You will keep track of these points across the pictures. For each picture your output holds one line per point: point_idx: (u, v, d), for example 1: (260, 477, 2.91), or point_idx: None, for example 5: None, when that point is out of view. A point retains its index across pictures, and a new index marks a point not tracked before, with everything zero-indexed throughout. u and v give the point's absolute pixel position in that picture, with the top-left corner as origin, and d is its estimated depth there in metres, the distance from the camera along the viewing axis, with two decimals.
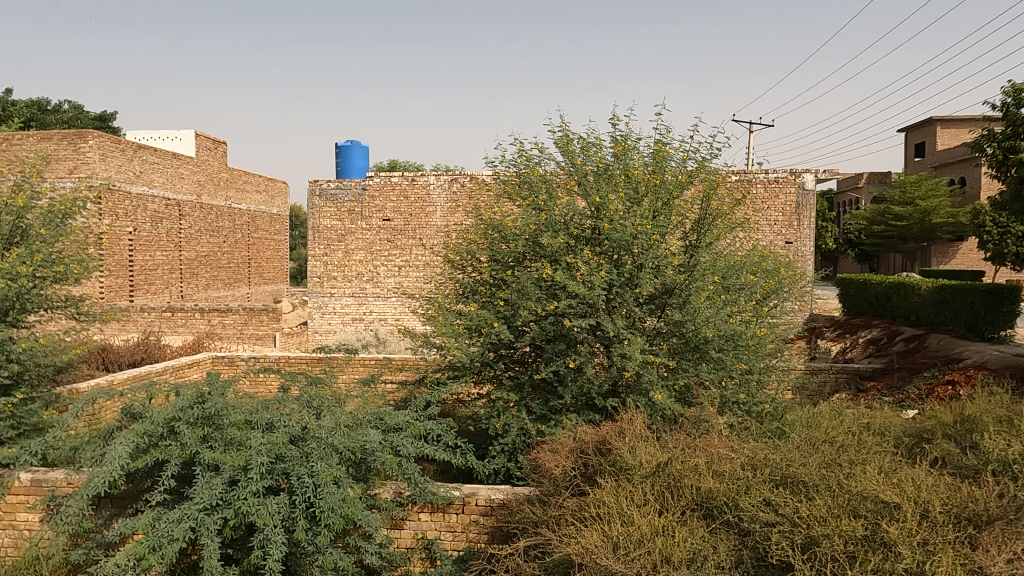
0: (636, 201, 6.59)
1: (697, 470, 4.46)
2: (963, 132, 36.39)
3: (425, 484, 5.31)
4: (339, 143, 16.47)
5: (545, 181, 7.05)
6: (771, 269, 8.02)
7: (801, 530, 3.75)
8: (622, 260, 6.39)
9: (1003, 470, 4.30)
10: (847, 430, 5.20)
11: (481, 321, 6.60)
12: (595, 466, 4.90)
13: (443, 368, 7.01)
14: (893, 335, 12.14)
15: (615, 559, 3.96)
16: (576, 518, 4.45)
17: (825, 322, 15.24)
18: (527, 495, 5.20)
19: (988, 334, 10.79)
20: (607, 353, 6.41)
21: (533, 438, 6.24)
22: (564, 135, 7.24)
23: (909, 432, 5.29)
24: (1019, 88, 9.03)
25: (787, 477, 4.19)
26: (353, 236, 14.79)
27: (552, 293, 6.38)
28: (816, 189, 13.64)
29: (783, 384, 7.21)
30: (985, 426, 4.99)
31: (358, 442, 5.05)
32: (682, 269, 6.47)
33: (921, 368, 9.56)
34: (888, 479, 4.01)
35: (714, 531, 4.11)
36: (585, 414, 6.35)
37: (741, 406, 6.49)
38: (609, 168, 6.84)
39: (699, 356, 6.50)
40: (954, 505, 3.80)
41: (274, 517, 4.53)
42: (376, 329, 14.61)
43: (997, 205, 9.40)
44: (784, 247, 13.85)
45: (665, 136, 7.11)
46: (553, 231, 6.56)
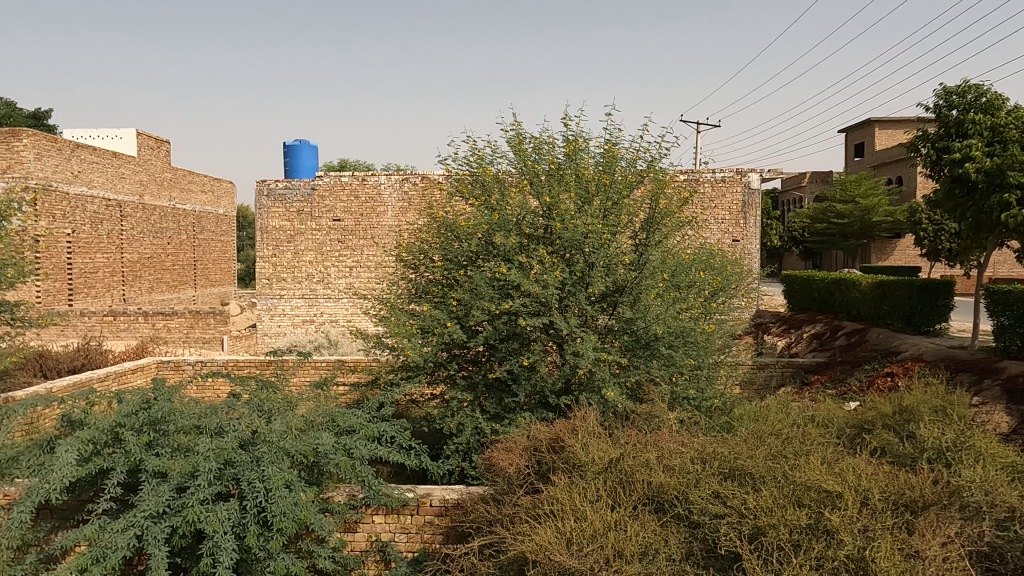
0: (587, 201, 6.67)
1: (648, 465, 4.52)
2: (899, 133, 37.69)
3: (379, 486, 5.27)
4: (287, 143, 16.23)
5: (497, 182, 7.06)
6: (717, 266, 8.23)
7: (748, 521, 3.80)
8: (573, 259, 6.46)
9: (938, 457, 4.48)
10: (792, 422, 5.35)
11: (434, 321, 6.56)
12: (549, 464, 4.93)
13: (396, 369, 6.88)
14: (835, 330, 12.54)
15: (568, 555, 3.95)
16: (530, 515, 4.44)
17: (772, 318, 15.61)
18: (482, 494, 5.20)
19: (924, 327, 11.08)
20: (560, 352, 6.46)
21: (488, 437, 6.25)
22: (516, 134, 7.27)
23: (852, 424, 5.48)
24: (951, 90, 9.36)
25: (734, 470, 4.29)
26: (303, 237, 14.58)
27: (506, 292, 6.40)
28: (760, 188, 13.97)
29: (731, 378, 7.36)
30: (921, 416, 5.20)
31: (310, 445, 5.01)
32: (632, 267, 6.58)
33: (862, 361, 9.89)
34: (831, 469, 4.11)
35: (665, 524, 4.15)
36: (538, 412, 6.41)
37: (691, 402, 6.60)
38: (561, 167, 6.90)
39: (650, 352, 6.61)
40: (893, 492, 3.89)
41: (224, 523, 4.44)
42: (327, 331, 14.43)
43: (932, 203, 9.74)
44: (731, 244, 14.15)
45: (616, 137, 7.22)
46: (506, 230, 6.61)
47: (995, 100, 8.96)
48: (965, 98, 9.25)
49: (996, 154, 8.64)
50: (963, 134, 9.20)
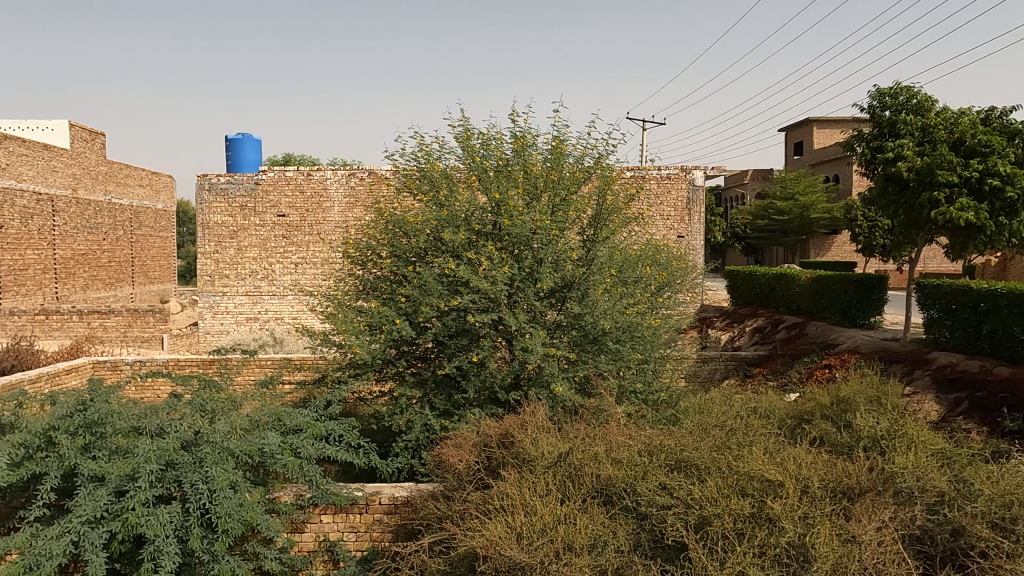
0: (535, 197, 6.70)
1: (597, 458, 4.57)
2: (836, 133, 38.89)
3: (327, 485, 5.21)
4: (229, 136, 15.84)
5: (445, 177, 7.02)
6: (663, 261, 8.37)
7: (694, 511, 3.85)
8: (522, 255, 6.49)
9: (873, 445, 4.66)
10: (735, 414, 5.48)
11: (382, 318, 6.49)
12: (498, 459, 4.95)
13: (343, 367, 6.76)
14: (776, 324, 12.89)
15: (518, 549, 3.93)
16: (480, 511, 4.45)
17: (716, 312, 15.94)
18: (432, 491, 5.18)
19: (860, 320, 11.42)
20: (509, 348, 6.48)
21: (438, 434, 6.23)
22: (464, 129, 7.25)
23: (792, 414, 5.64)
24: (884, 92, 9.70)
25: (681, 462, 4.37)
26: (246, 232, 14.26)
27: (454, 288, 6.39)
28: (704, 185, 14.25)
29: (677, 372, 7.48)
30: (857, 406, 5.39)
31: (255, 445, 4.91)
32: (581, 263, 6.66)
33: (801, 354, 10.20)
34: (773, 459, 4.22)
35: (613, 516, 4.19)
36: (488, 408, 6.41)
37: (638, 395, 6.69)
38: (509, 163, 6.91)
39: (597, 347, 6.69)
40: (831, 480, 4.00)
41: (166, 527, 4.33)
42: (272, 328, 14.16)
43: (867, 201, 10.09)
44: (676, 241, 14.40)
45: (563, 134, 7.26)
46: (454, 226, 6.58)
47: (925, 102, 9.33)
48: (897, 100, 9.61)
49: (926, 154, 9.00)
50: (895, 134, 9.55)
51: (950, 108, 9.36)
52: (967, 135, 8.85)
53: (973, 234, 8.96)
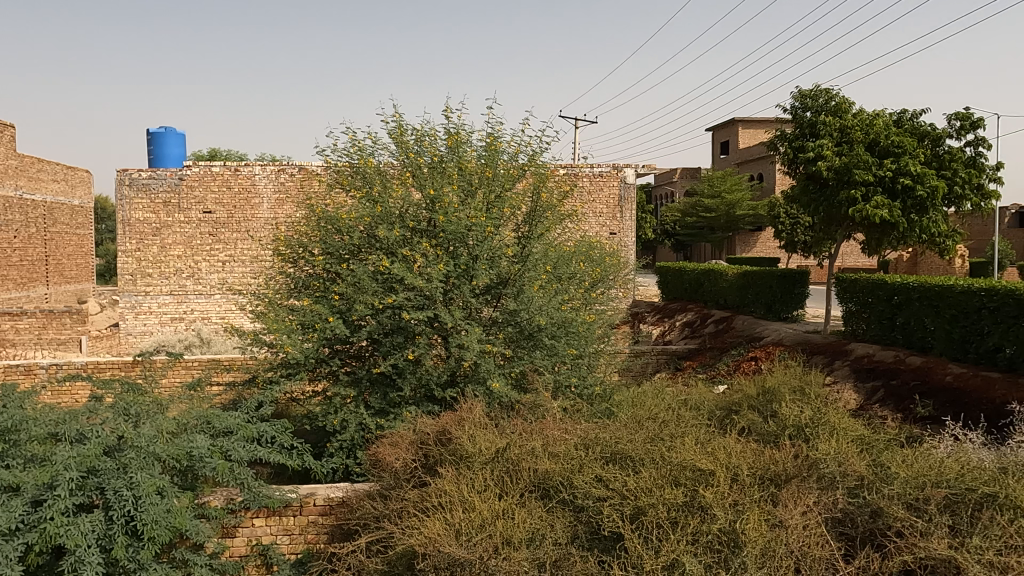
0: (470, 194, 6.70)
1: (534, 453, 4.61)
2: (760, 133, 40.19)
3: (259, 487, 5.09)
4: (151, 130, 15.25)
5: (379, 173, 6.93)
6: (596, 257, 8.49)
7: (629, 502, 3.91)
8: (457, 251, 6.48)
9: (797, 433, 4.85)
10: (667, 407, 5.61)
11: (315, 316, 6.36)
12: (435, 457, 4.93)
13: (275, 367, 6.60)
14: (705, 318, 13.25)
15: (458, 546, 3.94)
16: (418, 509, 4.42)
17: (647, 307, 16.27)
18: (368, 490, 5.12)
19: (784, 313, 11.85)
20: (445, 345, 6.45)
21: (373, 433, 6.17)
22: (398, 125, 7.16)
23: (721, 406, 5.81)
24: (805, 93, 10.07)
25: (616, 454, 4.44)
26: (170, 230, 13.76)
27: (389, 286, 6.32)
28: (635, 183, 14.50)
29: (611, 366, 7.60)
30: (782, 396, 5.60)
31: (183, 448, 4.75)
32: (516, 259, 6.71)
33: (729, 347, 10.52)
34: (704, 449, 4.34)
35: (551, 510, 4.22)
36: (424, 405, 6.38)
37: (573, 389, 6.76)
38: (443, 160, 6.88)
39: (533, 343, 6.74)
40: (760, 468, 4.14)
41: (87, 537, 4.15)
42: (199, 329, 13.71)
43: (790, 198, 10.46)
44: (609, 237, 14.63)
45: (497, 130, 7.26)
46: (388, 223, 6.51)
47: (842, 104, 9.73)
48: (817, 101, 9.99)
49: (844, 154, 9.39)
50: (816, 134, 9.92)
51: (865, 110, 9.79)
52: (881, 136, 9.29)
53: (887, 231, 9.42)
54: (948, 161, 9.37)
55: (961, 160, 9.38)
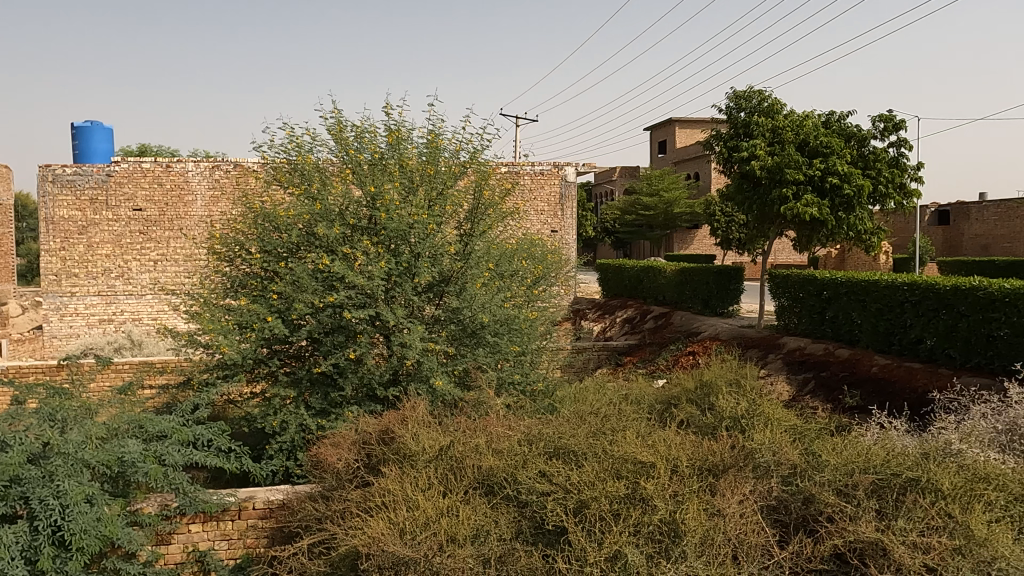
0: (411, 191, 6.65)
1: (478, 450, 4.62)
2: (696, 133, 41.06)
3: (196, 492, 4.98)
4: (76, 124, 14.62)
5: (318, 170, 6.81)
6: (538, 255, 8.54)
7: (572, 496, 3.95)
8: (399, 249, 6.44)
9: (734, 425, 4.98)
10: (609, 401, 5.70)
11: (253, 316, 6.20)
12: (379, 456, 4.88)
13: (211, 368, 6.41)
14: (644, 314, 13.48)
15: (402, 544, 3.92)
16: (361, 510, 4.37)
17: (588, 304, 16.45)
18: (309, 492, 5.03)
19: (720, 308, 12.09)
20: (387, 344, 6.41)
21: (314, 434, 6.07)
22: (337, 121, 7.05)
23: (661, 400, 5.92)
24: (739, 94, 10.33)
25: (559, 449, 4.48)
26: (97, 228, 13.23)
27: (329, 284, 6.23)
28: (576, 181, 14.65)
29: (553, 362, 7.65)
30: (719, 389, 5.74)
31: (114, 454, 4.58)
32: (458, 257, 6.71)
33: (668, 342, 10.73)
34: (645, 442, 4.42)
35: (495, 506, 4.23)
36: (366, 405, 6.31)
37: (516, 386, 6.79)
38: (384, 157, 6.81)
39: (476, 340, 6.74)
40: (698, 459, 4.24)
41: (11, 549, 3.99)
42: (129, 330, 13.22)
43: (725, 197, 10.73)
44: (550, 235, 14.73)
45: (438, 128, 7.22)
46: (328, 221, 6.41)
47: (774, 105, 10.03)
48: (750, 102, 10.27)
49: (776, 154, 9.69)
50: (750, 134, 10.20)
51: (796, 112, 10.11)
52: (811, 137, 9.61)
53: (817, 228, 9.76)
54: (873, 161, 9.76)
55: (885, 160, 9.78)
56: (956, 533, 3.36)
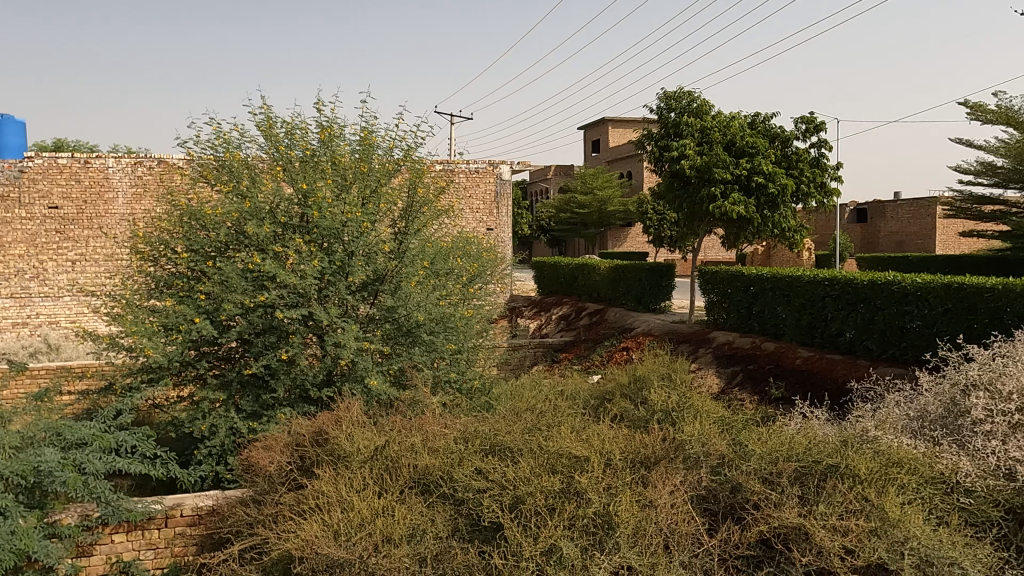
0: (344, 189, 6.57)
1: (413, 449, 4.60)
2: (628, 132, 41.75)
3: (119, 501, 4.77)
4: None
5: (247, 167, 6.62)
6: (474, 253, 8.55)
7: (508, 492, 3.97)
8: (332, 248, 6.36)
9: (665, 417, 5.11)
10: (545, 398, 5.75)
11: (179, 317, 6.00)
12: (312, 458, 4.81)
13: (134, 372, 6.18)
14: (579, 311, 13.65)
15: (336, 546, 3.87)
16: (294, 513, 4.29)
17: (524, 301, 16.55)
18: (240, 497, 4.92)
19: (653, 305, 12.33)
20: (320, 344, 6.33)
21: (245, 437, 5.92)
22: (266, 117, 6.87)
23: (595, 395, 6.02)
24: (669, 95, 10.56)
25: (494, 446, 4.50)
26: (9, 227, 12.57)
27: (260, 284, 6.09)
28: (511, 180, 14.70)
29: (489, 360, 7.67)
30: (652, 383, 5.87)
31: (29, 464, 4.38)
32: (392, 255, 6.66)
33: (602, 338, 10.90)
34: (579, 437, 4.49)
35: (431, 505, 4.22)
36: (299, 407, 6.22)
37: (452, 384, 6.77)
38: (316, 155, 6.69)
39: (411, 339, 6.70)
40: (631, 452, 4.33)
41: None
42: (45, 334, 12.61)
43: (657, 195, 10.96)
44: (486, 233, 14.75)
45: (371, 124, 7.14)
46: (258, 219, 6.26)
47: (703, 106, 10.30)
48: (680, 103, 10.51)
49: (704, 153, 9.95)
50: (679, 134, 10.44)
51: (723, 112, 10.41)
52: (737, 137, 9.91)
53: (744, 226, 10.08)
54: (796, 161, 10.14)
55: (806, 160, 10.17)
56: (872, 516, 3.53)
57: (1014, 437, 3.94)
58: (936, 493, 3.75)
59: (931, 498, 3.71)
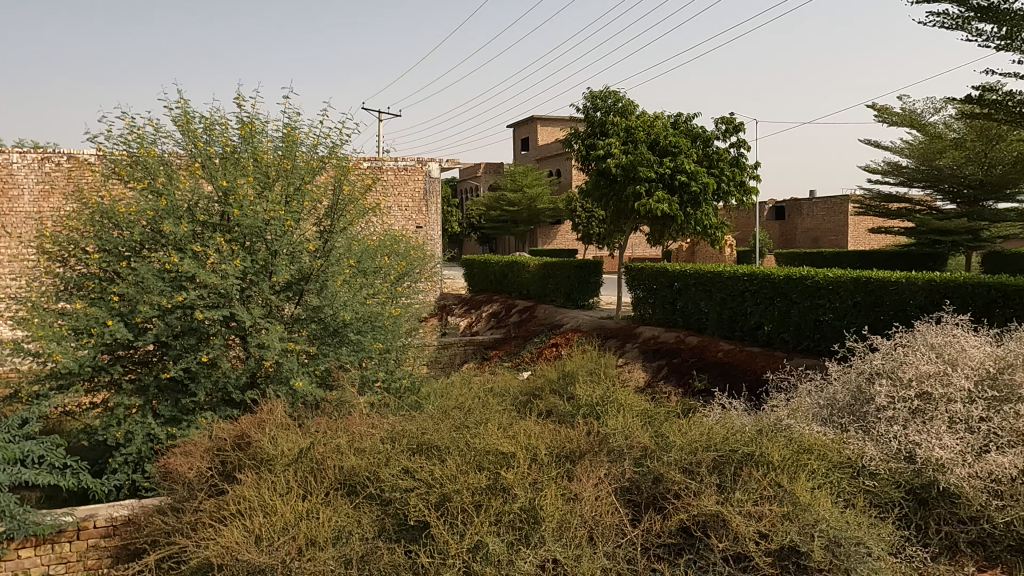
0: (267, 186, 6.41)
1: (339, 451, 4.53)
2: (557, 131, 42.16)
3: (25, 514, 4.57)
4: None
5: (163, 164, 6.35)
6: (402, 251, 8.48)
7: (435, 490, 3.95)
8: (254, 246, 6.19)
9: (590, 412, 5.20)
10: (474, 395, 5.77)
11: (90, 320, 5.70)
12: (234, 463, 4.69)
13: (42, 378, 5.87)
14: (509, 308, 13.72)
15: (258, 552, 3.80)
16: (214, 519, 4.17)
17: (454, 299, 16.52)
18: (157, 505, 4.75)
19: (581, 301, 12.55)
20: (243, 345, 6.19)
21: (164, 443, 5.73)
22: (183, 112, 6.60)
23: (524, 392, 6.07)
24: (595, 95, 10.71)
25: (422, 444, 4.48)
26: None
27: (178, 284, 5.88)
28: (440, 177, 14.64)
29: (418, 359, 7.64)
30: (579, 378, 5.96)
31: None
32: (318, 254, 6.54)
33: (531, 335, 11.00)
34: (506, 434, 4.51)
35: (357, 505, 4.17)
36: (220, 410, 6.06)
37: (381, 384, 6.71)
38: (236, 151, 6.49)
39: (338, 339, 6.61)
40: (556, 447, 4.38)
41: None
42: None
43: (584, 193, 11.11)
44: (415, 231, 14.65)
45: (295, 120, 6.97)
46: (175, 217, 6.04)
47: (628, 106, 10.49)
48: (606, 102, 10.67)
49: (629, 152, 10.14)
50: (606, 133, 10.62)
51: (647, 112, 10.63)
52: (661, 137, 10.14)
53: (668, 223, 10.33)
54: (716, 161, 10.46)
55: (727, 160, 10.50)
56: (784, 501, 3.69)
57: (913, 422, 4.18)
58: (843, 477, 3.94)
59: (839, 482, 3.90)
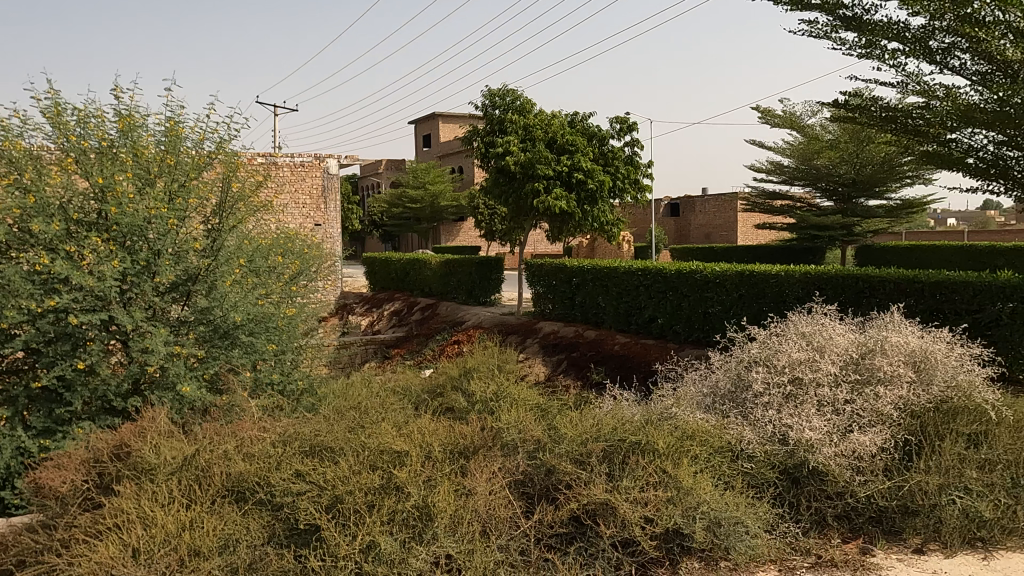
0: (148, 183, 6.10)
1: (226, 456, 4.38)
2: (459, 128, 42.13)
3: None
4: None
5: (31, 159, 5.94)
6: (297, 250, 8.27)
7: (326, 492, 3.89)
8: (135, 246, 5.88)
9: (486, 407, 5.25)
10: (371, 395, 5.71)
11: None
12: (113, 474, 4.45)
13: None
14: (411, 306, 13.62)
15: (137, 567, 3.64)
16: (89, 535, 3.95)
17: (355, 298, 16.24)
18: (27, 523, 4.46)
19: (482, 298, 12.59)
20: (126, 351, 5.85)
21: (36, 457, 5.36)
22: (53, 102, 6.18)
23: (425, 390, 6.05)
24: (494, 93, 10.78)
25: (314, 446, 4.40)
26: None
27: (50, 287, 5.51)
28: (338, 174, 14.35)
29: (316, 359, 7.47)
30: (477, 374, 6.00)
31: None
32: (204, 254, 6.32)
33: (433, 333, 10.97)
34: (400, 432, 4.47)
35: (246, 512, 4.04)
36: (100, 420, 5.73)
37: (275, 386, 6.52)
38: (114, 145, 6.14)
39: (229, 341, 6.36)
40: (450, 443, 4.38)
41: None
42: None
43: (484, 190, 11.16)
44: (313, 228, 14.30)
45: (178, 114, 6.65)
46: (44, 216, 5.65)
47: (526, 104, 10.62)
48: (504, 100, 10.76)
49: (527, 150, 10.27)
50: (504, 131, 10.71)
51: (545, 111, 10.79)
52: (558, 135, 10.32)
53: (566, 220, 10.52)
54: (611, 159, 10.74)
55: (621, 158, 10.80)
56: (669, 485, 3.84)
57: (787, 406, 4.45)
58: (724, 460, 4.14)
59: (719, 465, 4.10)
